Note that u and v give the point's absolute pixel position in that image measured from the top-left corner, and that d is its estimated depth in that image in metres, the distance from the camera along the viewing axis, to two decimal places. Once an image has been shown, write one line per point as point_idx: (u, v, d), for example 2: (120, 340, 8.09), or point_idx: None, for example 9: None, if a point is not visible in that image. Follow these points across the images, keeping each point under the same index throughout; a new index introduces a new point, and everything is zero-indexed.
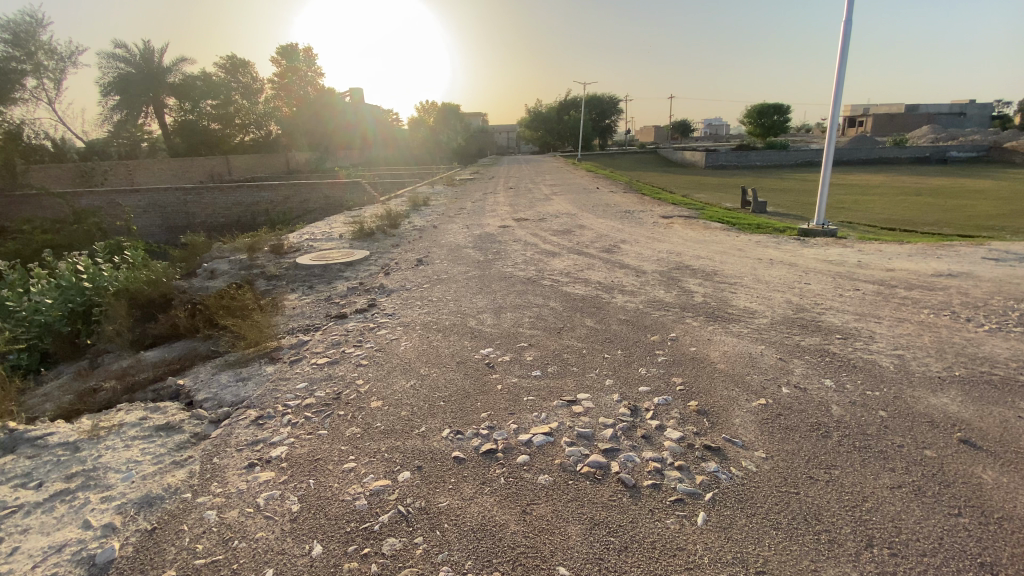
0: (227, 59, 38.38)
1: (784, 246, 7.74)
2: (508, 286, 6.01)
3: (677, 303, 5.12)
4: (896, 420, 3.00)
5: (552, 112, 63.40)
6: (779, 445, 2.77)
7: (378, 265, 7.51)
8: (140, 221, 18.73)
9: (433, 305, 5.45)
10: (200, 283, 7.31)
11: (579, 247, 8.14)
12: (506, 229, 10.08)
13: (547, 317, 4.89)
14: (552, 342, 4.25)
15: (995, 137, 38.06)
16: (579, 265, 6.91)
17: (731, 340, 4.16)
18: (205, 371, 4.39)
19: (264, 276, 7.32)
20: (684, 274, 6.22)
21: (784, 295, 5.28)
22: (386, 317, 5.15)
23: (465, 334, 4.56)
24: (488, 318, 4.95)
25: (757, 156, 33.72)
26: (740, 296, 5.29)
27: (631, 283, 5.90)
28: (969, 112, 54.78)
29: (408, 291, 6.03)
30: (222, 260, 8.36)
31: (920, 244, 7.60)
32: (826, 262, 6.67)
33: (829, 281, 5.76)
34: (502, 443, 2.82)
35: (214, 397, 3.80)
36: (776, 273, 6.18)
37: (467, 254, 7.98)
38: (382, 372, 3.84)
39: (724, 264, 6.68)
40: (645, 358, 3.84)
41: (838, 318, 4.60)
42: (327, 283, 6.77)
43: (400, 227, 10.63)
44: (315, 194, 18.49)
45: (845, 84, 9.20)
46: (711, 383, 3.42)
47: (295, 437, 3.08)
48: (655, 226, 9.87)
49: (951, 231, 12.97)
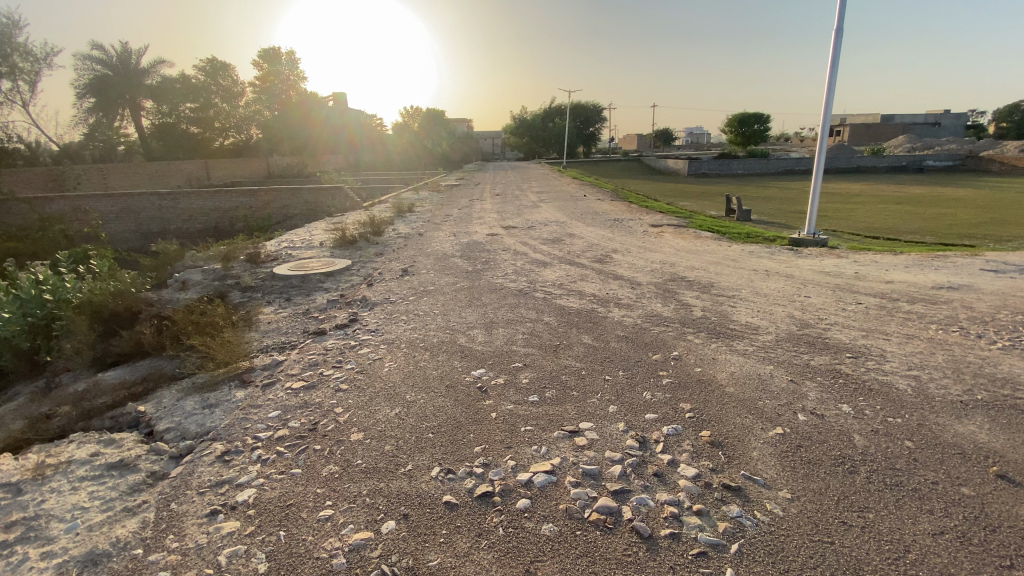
0: (207, 61, 37.72)
1: (779, 256, 7.60)
2: (498, 298, 5.73)
3: (676, 318, 4.88)
4: (925, 453, 2.79)
5: (537, 119, 63.62)
6: (803, 483, 2.52)
7: (361, 276, 7.15)
8: (111, 226, 17.99)
9: (419, 319, 5.13)
10: (169, 295, 6.87)
11: (570, 256, 7.89)
12: (494, 237, 9.81)
13: (541, 333, 4.61)
14: (548, 362, 3.96)
15: (969, 147, 39.07)
16: (570, 275, 6.66)
17: (738, 359, 3.93)
18: (169, 396, 4.00)
19: (239, 288, 6.91)
20: (681, 285, 6.01)
21: (786, 309, 5.08)
22: (369, 334, 4.81)
23: (453, 353, 4.25)
24: (478, 334, 4.64)
25: (739, 164, 34.29)
26: (741, 310, 5.07)
27: (626, 296, 5.66)
28: (943, 123, 56.33)
29: (393, 304, 5.70)
30: (194, 269, 7.91)
31: (915, 255, 7.52)
32: (823, 273, 6.53)
33: (830, 294, 5.60)
34: (499, 484, 2.52)
35: (176, 427, 3.43)
36: (774, 285, 6.01)
37: (454, 264, 7.67)
38: (363, 399, 3.50)
39: (720, 275, 6.49)
40: (648, 380, 3.58)
41: (846, 335, 4.40)
42: (306, 296, 6.40)
43: (384, 235, 10.28)
44: (296, 200, 18.02)
45: (836, 93, 9.20)
46: (722, 410, 3.17)
47: (265, 478, 2.73)
48: (645, 235, 9.69)
49: (933, 240, 13.09)
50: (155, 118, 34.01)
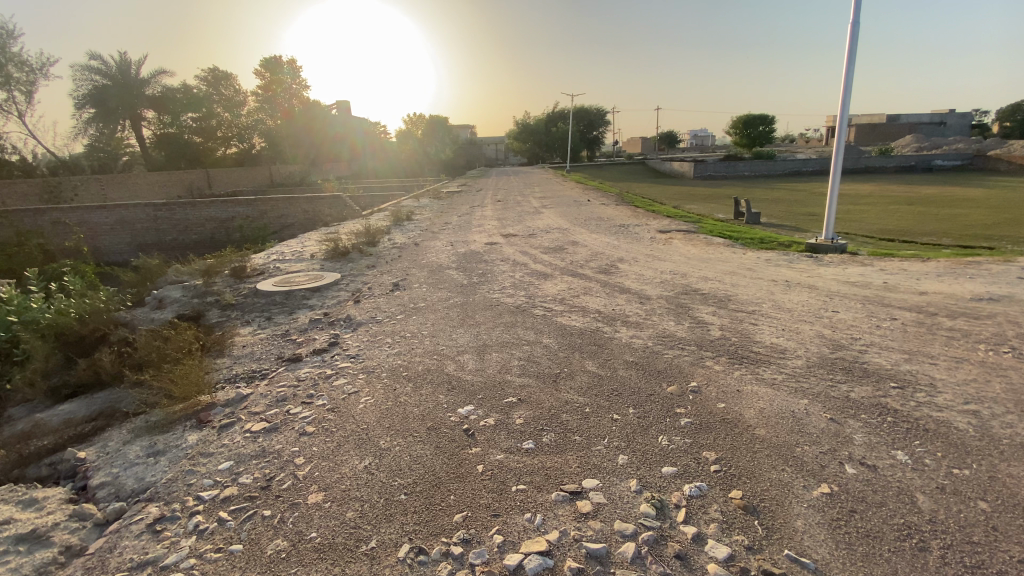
0: (209, 71, 37.72)
1: (798, 265, 7.05)
2: (494, 316, 5.23)
3: (691, 339, 4.34)
4: (1006, 518, 2.24)
5: (540, 124, 63.31)
6: (863, 566, 1.99)
7: (349, 291, 6.68)
8: (106, 239, 17.69)
9: (406, 343, 4.62)
10: (143, 314, 6.43)
11: (573, 267, 7.38)
12: (493, 246, 9.32)
13: (539, 359, 4.08)
14: (547, 396, 3.43)
15: (981, 145, 38.18)
16: (573, 288, 6.15)
17: (767, 392, 3.41)
18: (117, 439, 3.55)
19: (218, 306, 6.44)
20: (694, 299, 5.48)
21: (813, 327, 4.56)
22: (348, 361, 4.30)
23: (440, 384, 3.73)
24: (468, 361, 4.12)
25: (745, 166, 33.58)
26: (765, 330, 4.53)
27: (634, 312, 5.14)
28: (950, 121, 55.37)
29: (378, 325, 5.20)
30: (175, 286, 7.49)
31: (943, 262, 6.96)
32: (849, 284, 5.98)
33: (859, 308, 5.06)
34: (481, 572, 2.01)
35: (113, 482, 2.98)
36: (797, 298, 5.48)
37: (449, 276, 7.18)
38: (329, 447, 3.00)
39: (736, 287, 5.95)
40: (665, 421, 3.06)
41: (886, 359, 3.86)
42: (287, 315, 5.92)
43: (378, 245, 9.82)
44: (292, 209, 17.67)
45: (852, 91, 8.69)
46: (754, 461, 2.65)
47: (196, 558, 2.24)
48: (653, 242, 9.17)
49: (950, 242, 12.51)
50: (155, 128, 33.83)
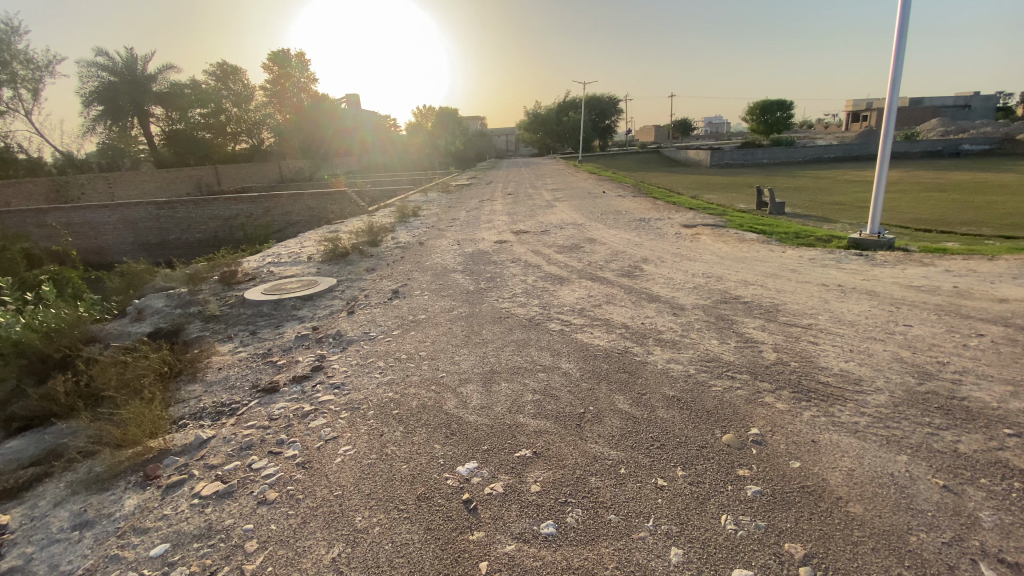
0: (217, 66, 37.64)
1: (847, 264, 6.24)
2: (504, 332, 4.52)
3: (741, 365, 3.60)
4: None
5: (551, 114, 62.08)
6: None
7: (343, 300, 6.03)
8: (109, 239, 17.29)
9: (400, 368, 3.94)
10: (119, 328, 5.83)
11: (593, 269, 6.66)
12: (503, 245, 8.60)
13: (557, 392, 3.36)
14: (570, 449, 2.72)
15: (1011, 127, 36.34)
16: (593, 296, 5.41)
17: (852, 444, 2.66)
18: (46, 496, 2.93)
19: (200, 319, 5.83)
20: (736, 310, 4.73)
21: (886, 347, 3.80)
22: (331, 394, 3.62)
23: (438, 428, 3.03)
24: (473, 394, 3.40)
25: (764, 153, 32.36)
26: (828, 352, 3.75)
27: (668, 328, 4.39)
28: (975, 104, 53.15)
29: (372, 343, 4.52)
30: (158, 293, 6.89)
31: (1014, 260, 6.10)
32: (912, 289, 5.16)
33: (936, 321, 4.26)
34: None
35: (18, 567, 2.33)
36: (857, 308, 4.68)
37: (454, 282, 6.47)
38: (292, 525, 2.34)
39: (782, 293, 5.19)
40: (726, 492, 2.35)
41: (989, 394, 3.06)
42: (273, 329, 5.29)
43: (381, 244, 9.17)
44: (296, 205, 17.15)
45: (903, 68, 7.79)
46: (861, 564, 1.92)
47: None
48: (679, 238, 8.40)
49: (993, 231, 11.55)
50: (164, 124, 33.45)
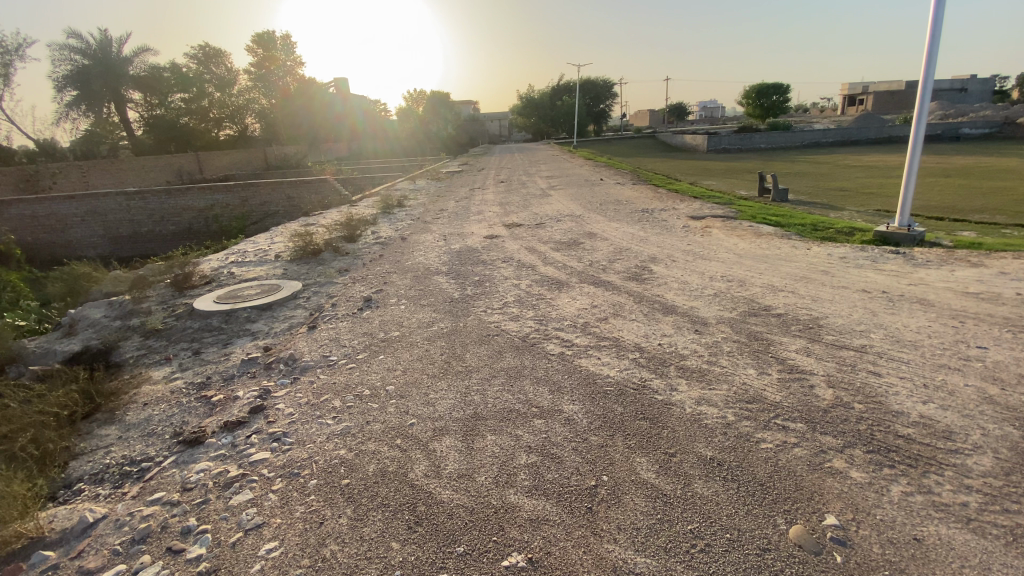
0: (199, 49, 36.45)
1: (884, 264, 5.49)
2: (490, 357, 3.71)
3: (793, 409, 2.82)
4: None
5: (545, 98, 60.77)
6: None
7: (306, 310, 5.20)
8: (76, 232, 16.27)
9: (362, 411, 3.12)
10: (42, 345, 4.97)
11: (594, 269, 5.91)
12: (493, 240, 7.79)
13: (560, 452, 2.56)
14: (576, 554, 1.95)
15: (1010, 110, 35.62)
16: (598, 307, 4.60)
17: (971, 544, 1.91)
18: None
19: (139, 335, 4.98)
20: (768, 326, 3.96)
21: (967, 380, 3.05)
22: (267, 451, 2.81)
23: (400, 511, 2.25)
24: (448, 455, 2.60)
25: (762, 138, 31.51)
26: (898, 388, 2.97)
27: (691, 352, 3.58)
28: (971, 86, 52.43)
29: (332, 371, 3.71)
30: (95, 301, 5.98)
31: None
32: (970, 297, 4.40)
33: (1014, 342, 3.52)
34: None
35: None
36: (915, 322, 3.91)
37: (437, 286, 5.64)
38: None
39: (820, 301, 4.44)
40: None
41: None
42: (219, 349, 4.45)
43: (359, 240, 8.32)
44: (276, 195, 16.19)
45: (939, 41, 6.96)
46: None
47: None
48: (688, 232, 7.63)
49: (1010, 219, 10.83)
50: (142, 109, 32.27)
